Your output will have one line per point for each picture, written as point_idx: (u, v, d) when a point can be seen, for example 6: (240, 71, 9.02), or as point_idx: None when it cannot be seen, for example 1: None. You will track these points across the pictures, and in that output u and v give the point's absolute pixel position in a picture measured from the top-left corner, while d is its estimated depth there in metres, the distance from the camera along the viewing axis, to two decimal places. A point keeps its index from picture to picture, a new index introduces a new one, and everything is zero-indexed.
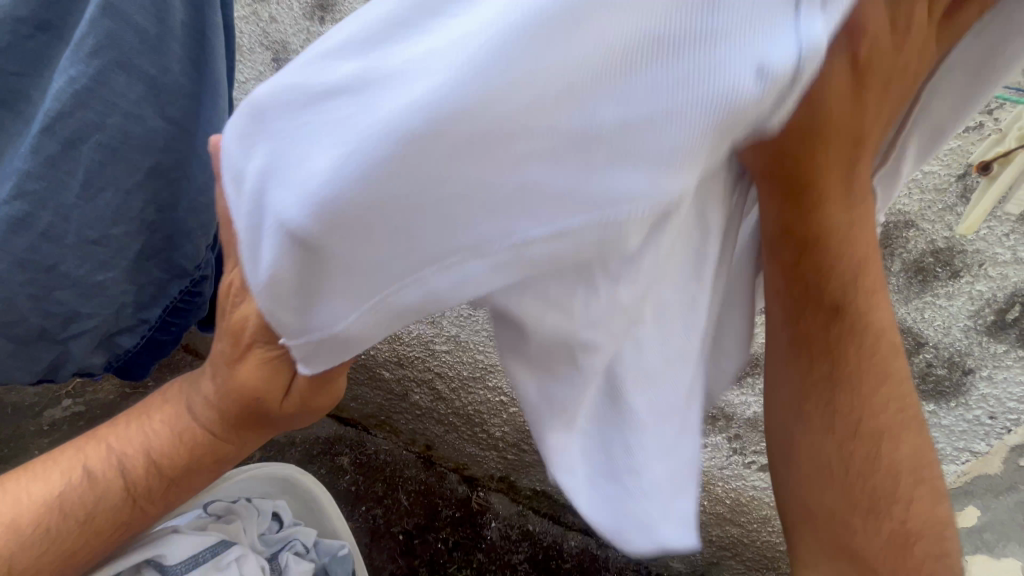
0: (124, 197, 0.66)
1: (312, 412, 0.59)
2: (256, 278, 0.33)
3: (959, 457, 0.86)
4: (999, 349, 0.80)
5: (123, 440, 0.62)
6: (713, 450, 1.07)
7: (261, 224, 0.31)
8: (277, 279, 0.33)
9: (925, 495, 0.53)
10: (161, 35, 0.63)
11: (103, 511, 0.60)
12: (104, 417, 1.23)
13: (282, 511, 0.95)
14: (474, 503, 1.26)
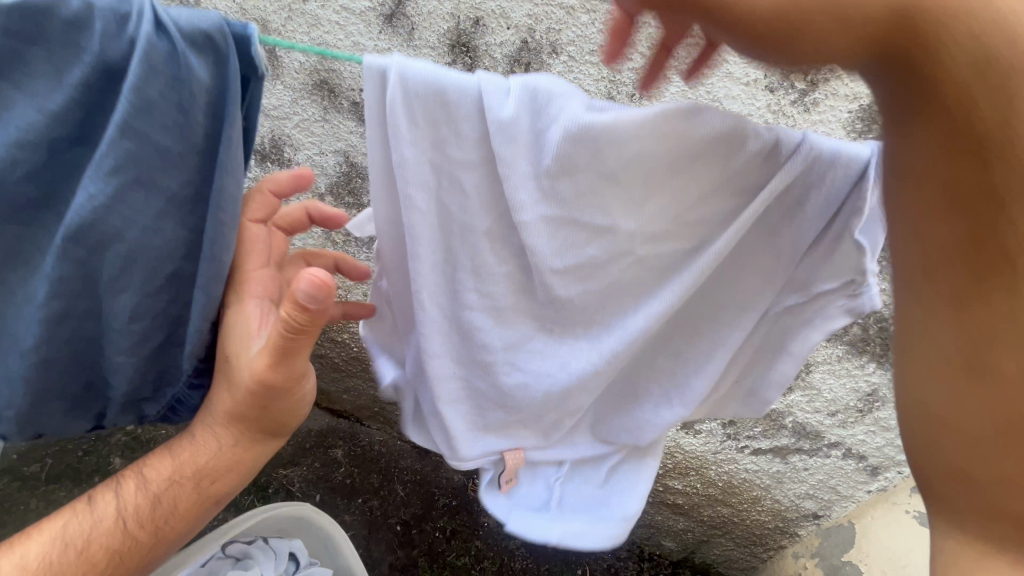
0: (140, 299, 0.56)
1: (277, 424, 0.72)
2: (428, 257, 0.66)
3: None
4: None
5: (92, 508, 0.65)
6: (708, 435, 1.08)
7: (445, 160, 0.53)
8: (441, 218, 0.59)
9: None
10: (186, 147, 0.51)
11: (166, 515, 0.67)
12: None
13: (298, 551, 0.96)
14: (470, 491, 1.24)
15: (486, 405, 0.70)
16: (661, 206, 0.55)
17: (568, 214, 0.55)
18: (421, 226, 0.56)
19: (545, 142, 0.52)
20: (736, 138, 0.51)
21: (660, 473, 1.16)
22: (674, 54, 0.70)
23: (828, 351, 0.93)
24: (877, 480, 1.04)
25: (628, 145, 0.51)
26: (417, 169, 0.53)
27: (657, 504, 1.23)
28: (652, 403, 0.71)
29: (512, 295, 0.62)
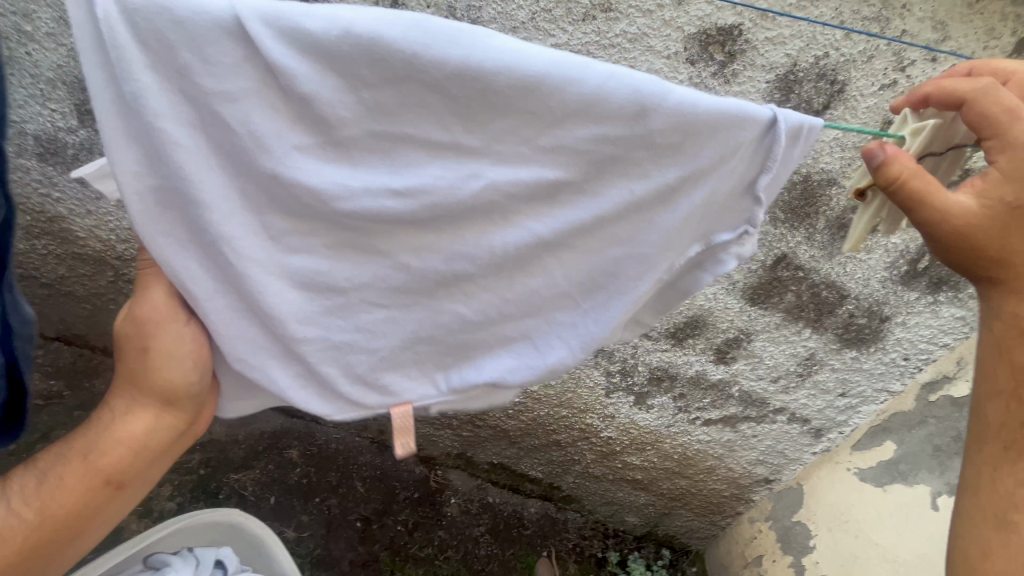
0: None
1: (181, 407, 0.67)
2: (262, 229, 0.51)
3: (878, 397, 1.00)
4: (910, 297, 0.88)
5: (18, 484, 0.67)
6: (660, 410, 1.09)
7: (202, 108, 0.44)
8: (298, 183, 0.48)
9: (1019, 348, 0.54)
10: None
11: (64, 495, 0.66)
12: (14, 435, 1.05)
13: (226, 559, 0.91)
14: (433, 482, 1.26)
15: (337, 384, 0.60)
16: (503, 135, 0.48)
17: (349, 156, 0.48)
18: (201, 170, 0.47)
19: (330, 55, 0.43)
20: (565, 76, 0.45)
21: (618, 450, 1.17)
22: (595, 29, 0.70)
23: (767, 319, 0.94)
24: (821, 441, 1.07)
25: (448, 57, 0.43)
26: (164, 96, 0.43)
27: (617, 480, 1.24)
28: (538, 357, 0.62)
29: (329, 227, 0.52)
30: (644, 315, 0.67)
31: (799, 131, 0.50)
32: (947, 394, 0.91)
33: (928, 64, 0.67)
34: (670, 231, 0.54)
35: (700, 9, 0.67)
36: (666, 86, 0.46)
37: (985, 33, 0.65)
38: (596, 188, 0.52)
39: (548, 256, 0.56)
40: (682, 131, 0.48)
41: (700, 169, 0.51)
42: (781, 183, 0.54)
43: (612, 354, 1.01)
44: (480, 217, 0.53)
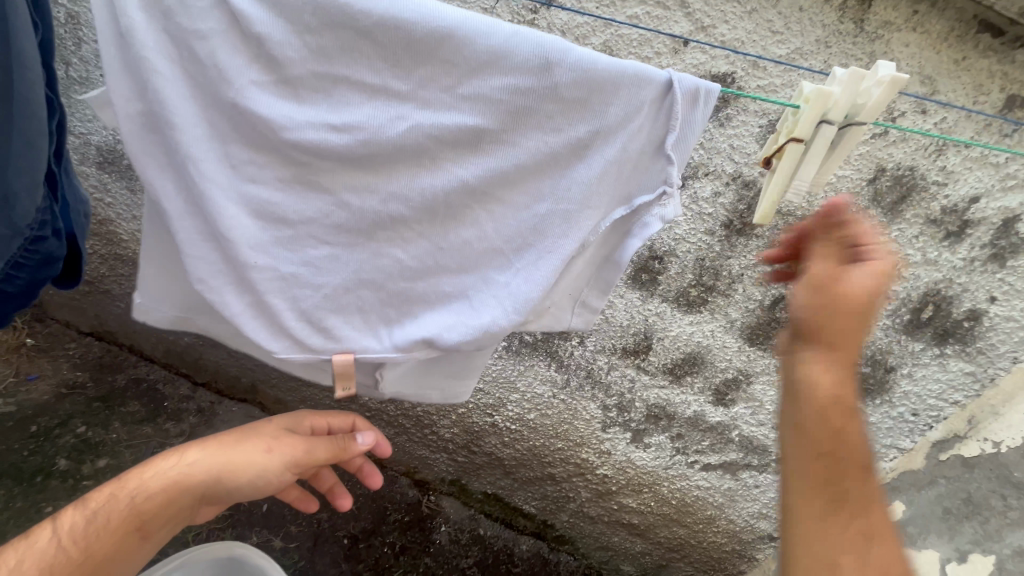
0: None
1: (256, 488, 0.73)
2: (218, 157, 0.57)
3: (887, 454, 0.93)
4: (916, 347, 0.84)
5: (73, 513, 0.65)
6: (658, 450, 1.05)
7: (184, 49, 0.53)
8: (251, 108, 0.54)
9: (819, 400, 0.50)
10: None
11: (101, 539, 0.63)
12: (37, 418, 1.11)
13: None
14: (425, 507, 1.26)
15: (283, 317, 0.63)
16: (429, 80, 0.53)
17: (297, 95, 0.55)
18: (178, 97, 0.54)
19: (281, 3, 0.50)
20: (473, 31, 0.51)
21: (615, 490, 1.12)
22: None
23: (767, 361, 0.93)
24: None
25: (373, 9, 0.50)
26: (151, 34, 0.52)
27: (612, 524, 1.18)
28: (474, 316, 0.63)
29: (279, 156, 0.58)
30: (586, 293, 0.68)
31: (696, 94, 0.53)
32: (957, 453, 0.87)
33: (917, 115, 0.71)
34: (588, 184, 0.57)
35: (695, 58, 0.73)
36: (567, 45, 0.51)
37: (973, 88, 0.69)
38: (514, 138, 0.56)
39: (478, 199, 0.60)
40: (583, 85, 0.53)
41: (608, 124, 0.54)
42: (689, 151, 0.56)
43: (608, 387, 1.02)
44: (411, 160, 0.57)
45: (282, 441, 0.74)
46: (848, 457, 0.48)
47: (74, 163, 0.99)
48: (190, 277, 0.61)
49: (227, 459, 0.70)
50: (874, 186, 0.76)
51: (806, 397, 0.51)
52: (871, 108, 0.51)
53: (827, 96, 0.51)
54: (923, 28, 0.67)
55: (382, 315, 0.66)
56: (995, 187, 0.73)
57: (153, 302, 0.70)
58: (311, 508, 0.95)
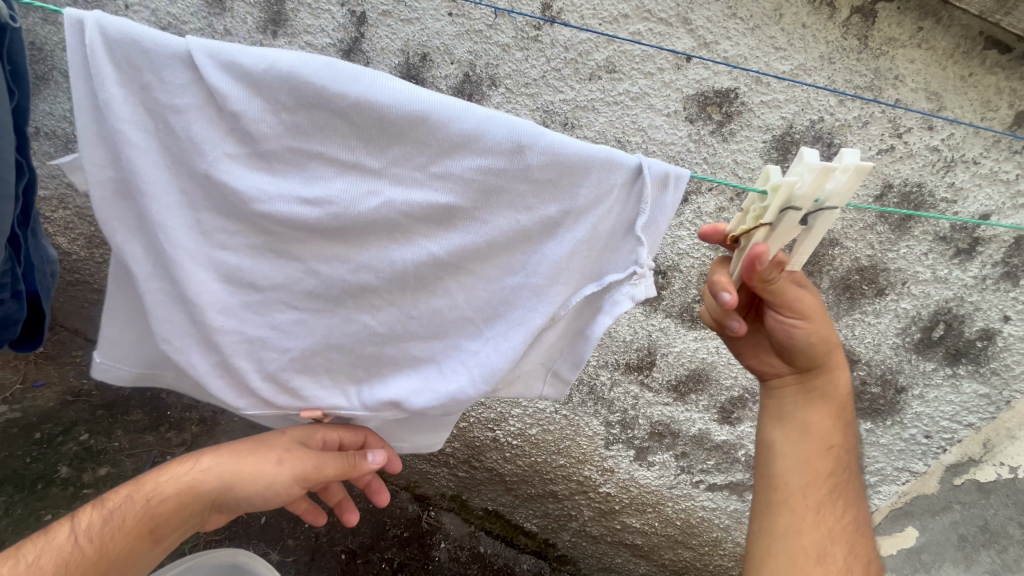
0: None
1: (267, 502, 0.71)
2: (191, 224, 0.58)
3: (899, 477, 0.89)
4: (927, 367, 0.82)
5: (90, 513, 0.64)
6: (662, 468, 1.03)
7: (162, 121, 0.54)
8: (227, 181, 0.55)
9: (794, 397, 0.70)
10: None
11: (115, 539, 0.63)
12: (40, 425, 1.12)
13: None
14: (424, 523, 1.24)
15: (248, 378, 0.64)
16: (401, 159, 0.54)
17: (272, 168, 0.55)
18: (149, 167, 0.55)
19: (256, 83, 0.51)
20: (445, 115, 0.51)
21: (618, 509, 1.09)
22: (600, 87, 0.78)
23: None
24: None
25: (349, 92, 0.50)
26: (127, 106, 0.53)
27: (615, 544, 1.15)
28: (442, 382, 0.63)
29: (251, 225, 0.58)
30: (557, 363, 0.66)
31: (665, 179, 0.53)
32: (972, 478, 0.84)
33: (924, 131, 0.71)
34: (556, 261, 0.57)
35: (698, 73, 0.74)
36: (538, 130, 0.51)
37: (981, 105, 0.68)
38: (485, 215, 0.56)
39: (449, 268, 0.60)
40: (554, 169, 0.53)
41: (577, 206, 0.55)
42: (659, 233, 0.55)
43: (611, 403, 1.01)
44: (382, 232, 0.58)
45: (294, 452, 0.72)
46: (826, 455, 0.66)
47: None
48: (158, 337, 0.62)
49: (239, 467, 0.69)
50: (882, 202, 0.75)
51: (781, 401, 0.71)
52: (840, 194, 0.48)
53: (791, 186, 0.49)
54: (928, 44, 0.67)
55: (351, 376, 0.67)
56: (1006, 204, 0.72)
57: (114, 360, 0.69)
58: (320, 521, 0.93)
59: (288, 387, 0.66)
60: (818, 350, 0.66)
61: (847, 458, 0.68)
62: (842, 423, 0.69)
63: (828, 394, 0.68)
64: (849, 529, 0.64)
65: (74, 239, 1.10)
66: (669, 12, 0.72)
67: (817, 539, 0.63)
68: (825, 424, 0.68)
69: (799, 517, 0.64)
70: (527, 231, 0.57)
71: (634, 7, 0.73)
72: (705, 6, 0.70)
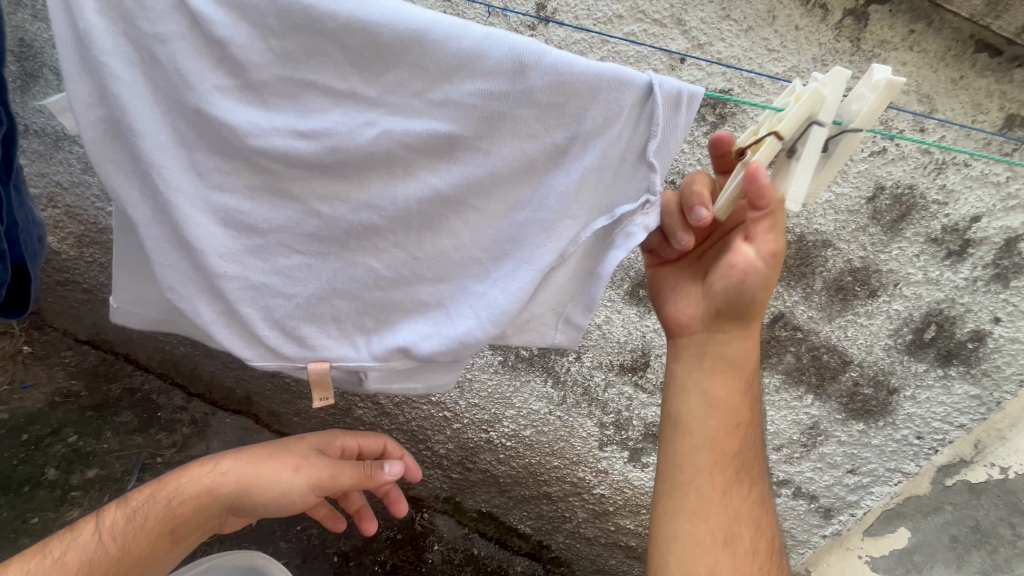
0: None
1: (284, 508, 0.70)
2: (185, 166, 0.58)
3: (891, 478, 0.89)
4: (919, 368, 0.83)
5: (115, 512, 0.65)
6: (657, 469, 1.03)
7: (147, 56, 0.53)
8: (221, 116, 0.54)
9: (704, 361, 0.68)
10: None
11: (136, 538, 0.63)
12: (28, 426, 1.11)
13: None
14: (417, 525, 1.23)
15: (254, 325, 0.64)
16: (399, 85, 0.53)
17: (264, 99, 0.55)
18: (138, 102, 0.54)
19: (245, 6, 0.51)
20: (442, 32, 0.50)
21: (612, 511, 1.09)
22: None
23: (767, 380, 0.89)
24: (831, 523, 0.94)
25: (341, 10, 0.50)
26: (108, 37, 0.52)
27: (609, 546, 1.14)
28: (451, 326, 0.63)
29: (247, 163, 0.58)
30: (571, 309, 0.66)
31: (678, 98, 0.53)
32: (963, 479, 0.84)
33: (916, 133, 0.71)
34: (565, 194, 0.57)
35: (691, 75, 0.74)
36: (540, 47, 0.50)
37: (972, 107, 0.68)
38: (489, 144, 0.55)
39: (453, 205, 0.59)
40: (560, 92, 0.52)
41: (585, 132, 0.54)
42: (670, 156, 0.55)
43: (605, 404, 1.01)
44: (384, 166, 0.57)
45: (311, 459, 0.70)
46: (734, 434, 0.67)
47: (78, 173, 1.01)
48: (160, 285, 0.62)
49: (257, 470, 0.68)
50: (874, 204, 0.76)
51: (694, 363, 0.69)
52: (865, 116, 0.50)
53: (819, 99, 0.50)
54: (920, 47, 0.67)
55: (357, 323, 0.66)
56: (997, 206, 0.73)
57: (133, 305, 0.70)
58: (338, 527, 0.93)
59: (293, 337, 0.65)
60: (751, 307, 0.63)
61: (752, 438, 0.69)
62: (747, 401, 0.68)
63: (739, 364, 0.67)
64: (754, 508, 0.68)
65: (63, 238, 1.09)
66: (664, 13, 0.72)
67: (727, 523, 0.65)
68: (733, 400, 0.67)
69: (707, 500, 0.66)
70: (531, 164, 0.57)
71: (628, 7, 0.73)
72: (698, 7, 0.71)
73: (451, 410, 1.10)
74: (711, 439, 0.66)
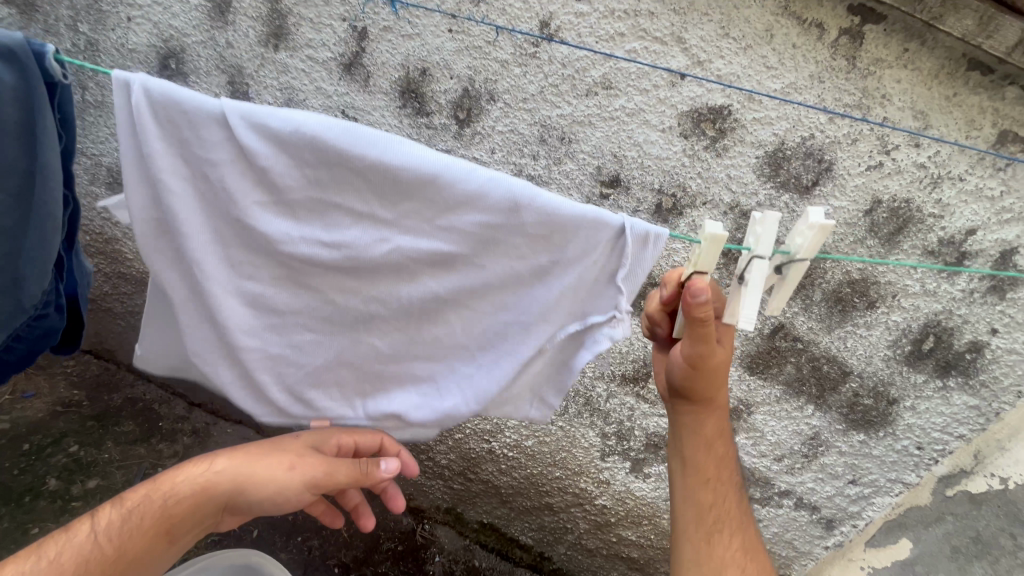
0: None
1: (280, 507, 0.70)
2: (220, 262, 0.61)
3: (892, 488, 0.90)
4: (918, 378, 0.83)
5: (106, 511, 0.64)
6: (659, 480, 1.02)
7: (196, 170, 0.57)
8: (256, 225, 0.58)
9: (676, 435, 0.76)
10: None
11: (133, 538, 0.63)
12: (29, 436, 1.11)
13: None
14: (418, 536, 1.23)
15: (267, 390, 0.67)
16: (414, 213, 0.58)
17: (295, 214, 0.59)
18: (187, 210, 0.58)
19: (284, 141, 0.54)
20: (452, 175, 0.54)
21: (613, 522, 1.09)
22: (597, 103, 0.79)
23: (768, 391, 0.90)
24: (833, 535, 0.95)
25: (368, 156, 0.54)
26: (168, 159, 0.56)
27: (611, 557, 1.14)
28: (439, 399, 0.67)
29: (274, 261, 0.62)
30: (544, 391, 0.69)
31: (645, 237, 0.56)
32: (964, 489, 0.84)
33: (912, 149, 0.73)
34: (545, 304, 0.61)
35: (692, 91, 0.75)
36: (534, 190, 0.54)
37: (966, 123, 0.70)
38: (480, 261, 0.60)
39: (456, 305, 0.64)
40: (545, 226, 0.56)
41: (566, 259, 0.58)
42: (638, 283, 0.58)
43: (607, 414, 1.01)
44: (391, 274, 0.62)
45: (306, 458, 0.70)
46: (709, 486, 0.73)
47: (85, 184, 1.02)
48: (189, 351, 0.66)
49: (251, 471, 0.67)
50: (872, 217, 0.77)
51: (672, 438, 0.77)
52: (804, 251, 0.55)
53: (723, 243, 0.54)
54: (914, 65, 0.69)
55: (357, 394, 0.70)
56: (991, 220, 0.74)
57: (155, 352, 0.71)
58: (336, 522, 0.93)
59: (303, 398, 0.69)
60: (699, 393, 0.69)
61: (726, 490, 0.73)
62: (718, 458, 0.74)
63: (701, 430, 0.73)
64: (740, 555, 0.70)
65: None
66: (664, 32, 0.74)
67: (715, 569, 0.69)
68: (704, 462, 0.73)
69: (694, 548, 0.71)
70: (516, 277, 0.61)
71: (630, 25, 0.75)
72: (698, 26, 0.72)
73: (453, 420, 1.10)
74: (687, 491, 0.73)
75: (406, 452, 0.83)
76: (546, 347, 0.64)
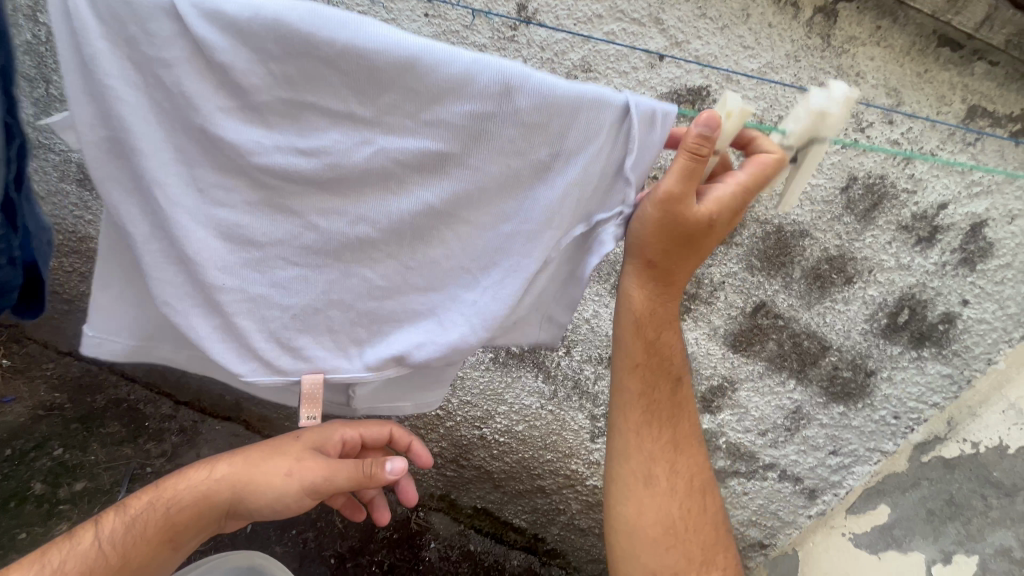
0: None
1: (281, 513, 0.69)
2: (189, 186, 0.57)
3: (871, 457, 0.93)
4: (893, 350, 0.86)
5: (111, 519, 0.65)
6: None
7: (149, 76, 0.51)
8: (225, 138, 0.54)
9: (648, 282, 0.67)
10: None
11: (137, 546, 0.63)
12: (11, 441, 1.09)
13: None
14: (413, 523, 1.24)
15: (251, 338, 0.63)
16: (393, 107, 0.53)
17: (265, 121, 0.54)
18: (142, 123, 0.53)
19: (241, 31, 0.49)
20: (433, 58, 0.50)
21: (604, 501, 1.11)
22: None
23: (751, 367, 0.92)
24: (816, 503, 0.97)
25: (336, 39, 0.49)
26: (113, 62, 0.50)
27: (605, 535, 1.16)
28: (443, 333, 0.65)
29: (247, 179, 0.57)
30: (553, 310, 0.71)
31: (651, 116, 0.55)
32: (938, 455, 0.86)
33: (885, 126, 0.74)
34: (549, 207, 0.58)
35: (670, 72, 0.76)
36: (527, 71, 0.52)
37: (937, 99, 0.72)
38: (477, 162, 0.56)
39: (449, 218, 0.60)
40: (545, 111, 0.54)
41: (567, 149, 0.56)
42: (645, 169, 0.59)
43: (596, 396, 1.02)
44: (374, 184, 0.58)
45: (305, 463, 0.68)
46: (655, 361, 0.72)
47: (54, 181, 0.99)
48: (156, 300, 0.61)
49: (250, 476, 0.68)
50: (847, 194, 0.79)
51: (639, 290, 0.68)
52: (827, 128, 0.55)
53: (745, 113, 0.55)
54: (887, 43, 0.70)
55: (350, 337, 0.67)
56: (962, 193, 0.76)
57: (109, 333, 0.67)
58: (358, 515, 0.94)
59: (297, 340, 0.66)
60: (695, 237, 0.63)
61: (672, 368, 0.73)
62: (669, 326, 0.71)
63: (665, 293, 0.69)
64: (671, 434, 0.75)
65: None
66: (642, 13, 0.74)
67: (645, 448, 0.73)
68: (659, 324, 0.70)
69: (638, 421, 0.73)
70: (515, 180, 0.58)
71: (607, 7, 0.74)
72: (676, 6, 0.73)
73: (445, 408, 1.11)
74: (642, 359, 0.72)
75: (417, 443, 0.82)
76: (558, 247, 0.62)
